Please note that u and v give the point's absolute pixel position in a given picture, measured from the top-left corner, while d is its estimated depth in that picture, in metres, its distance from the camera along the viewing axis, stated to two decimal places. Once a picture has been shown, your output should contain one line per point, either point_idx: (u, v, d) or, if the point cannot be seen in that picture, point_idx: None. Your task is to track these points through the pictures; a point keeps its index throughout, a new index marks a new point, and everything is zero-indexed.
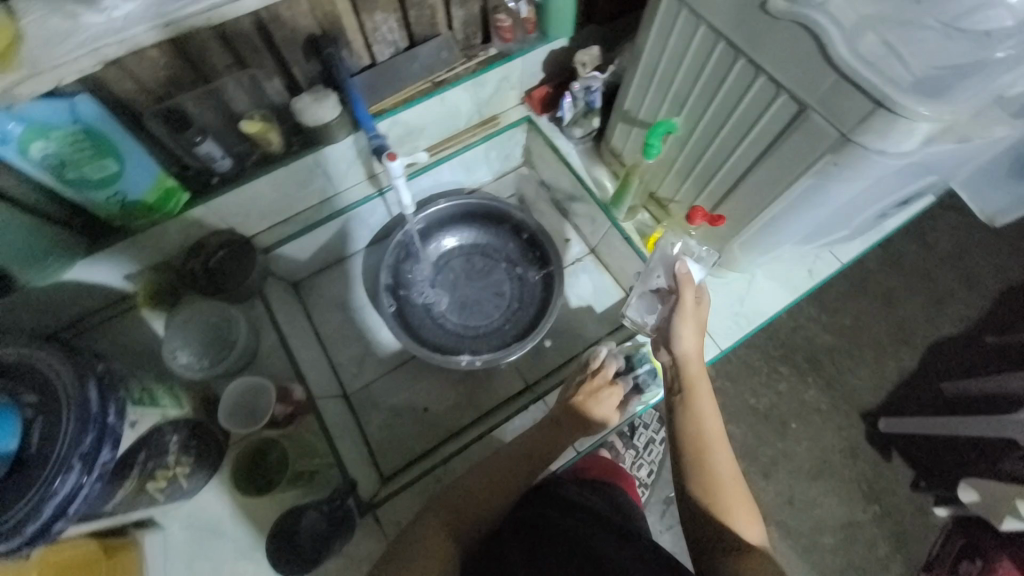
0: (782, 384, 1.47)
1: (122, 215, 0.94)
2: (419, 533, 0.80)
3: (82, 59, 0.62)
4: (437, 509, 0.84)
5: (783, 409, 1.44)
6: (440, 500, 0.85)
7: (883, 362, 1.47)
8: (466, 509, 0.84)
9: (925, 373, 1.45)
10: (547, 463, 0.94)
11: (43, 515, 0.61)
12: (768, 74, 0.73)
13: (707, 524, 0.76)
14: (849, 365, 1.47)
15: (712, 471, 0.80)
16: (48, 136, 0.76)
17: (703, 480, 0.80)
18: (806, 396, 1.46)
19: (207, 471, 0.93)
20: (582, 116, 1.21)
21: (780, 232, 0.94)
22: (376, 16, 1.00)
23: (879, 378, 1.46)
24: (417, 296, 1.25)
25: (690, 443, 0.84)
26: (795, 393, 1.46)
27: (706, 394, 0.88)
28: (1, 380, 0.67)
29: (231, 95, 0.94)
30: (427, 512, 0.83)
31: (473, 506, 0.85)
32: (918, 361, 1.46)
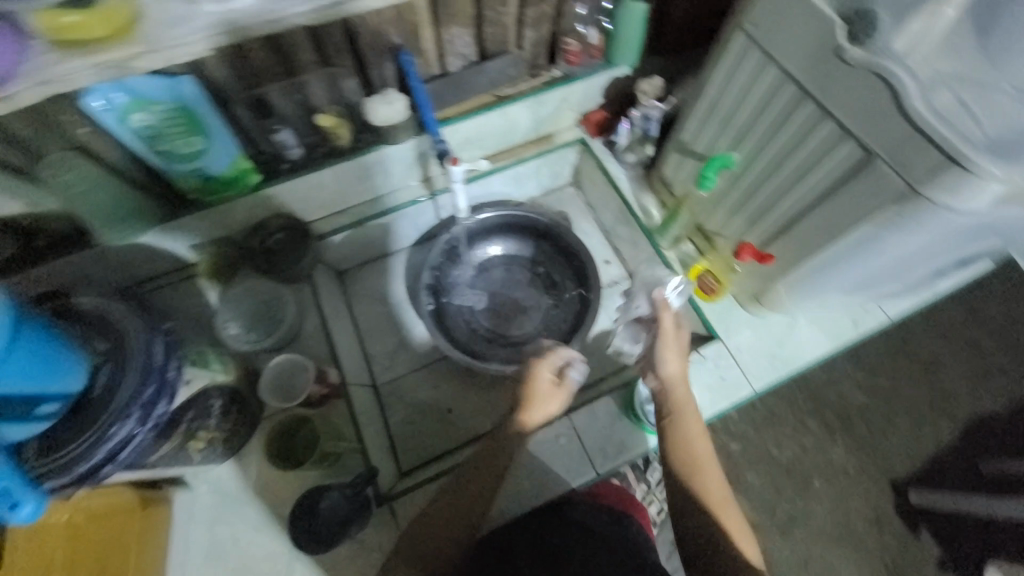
0: (808, 438, 1.36)
1: (198, 189, 1.01)
2: (428, 520, 0.83)
3: (196, 45, 0.67)
4: (440, 505, 0.85)
5: (807, 465, 1.34)
6: (443, 493, 0.86)
7: (921, 430, 1.37)
8: (457, 508, 0.83)
9: (963, 447, 1.36)
10: (501, 478, 0.86)
11: (97, 457, 0.64)
12: (837, 120, 0.74)
13: (705, 544, 0.74)
14: (883, 428, 1.37)
15: (706, 491, 0.78)
16: (149, 109, 0.83)
17: (699, 499, 0.78)
18: (833, 454, 1.35)
19: (239, 440, 0.97)
20: (637, 142, 1.24)
21: (831, 277, 0.93)
22: (453, 30, 1.05)
23: (914, 446, 1.36)
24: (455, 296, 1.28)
25: (685, 468, 0.81)
26: (821, 450, 1.35)
27: (694, 414, 0.85)
28: (77, 325, 0.72)
29: (312, 90, 0.99)
30: (436, 501, 0.85)
31: (466, 504, 0.84)
32: (957, 434, 1.36)
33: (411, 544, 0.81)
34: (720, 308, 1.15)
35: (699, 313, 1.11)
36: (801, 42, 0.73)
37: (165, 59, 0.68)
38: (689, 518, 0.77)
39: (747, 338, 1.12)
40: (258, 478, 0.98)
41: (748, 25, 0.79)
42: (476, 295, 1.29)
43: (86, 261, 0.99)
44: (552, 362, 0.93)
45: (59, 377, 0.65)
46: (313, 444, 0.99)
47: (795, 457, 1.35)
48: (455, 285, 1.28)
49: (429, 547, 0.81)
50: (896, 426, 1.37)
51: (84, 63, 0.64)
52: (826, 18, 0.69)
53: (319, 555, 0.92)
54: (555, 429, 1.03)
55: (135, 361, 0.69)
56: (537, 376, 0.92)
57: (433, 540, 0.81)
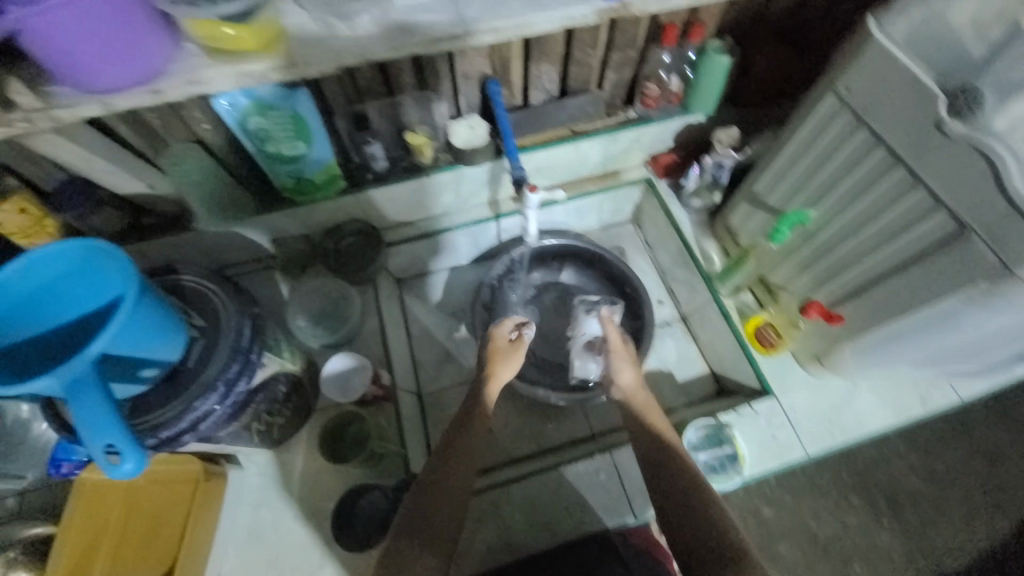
0: (851, 517, 1.28)
1: (292, 189, 1.08)
2: (429, 480, 0.84)
3: (324, 63, 0.73)
4: (443, 468, 0.85)
5: (847, 545, 1.26)
6: (441, 454, 0.87)
7: (974, 527, 1.27)
8: (456, 474, 0.85)
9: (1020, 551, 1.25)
10: (476, 454, 0.87)
11: (180, 424, 0.70)
12: (928, 189, 0.73)
13: (704, 533, 0.77)
14: (933, 519, 1.27)
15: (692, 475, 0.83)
16: (265, 113, 0.92)
17: (690, 489, 0.82)
18: (877, 538, 1.26)
19: (292, 428, 1.01)
20: (705, 188, 1.25)
21: (901, 347, 0.90)
22: (542, 66, 1.10)
23: (967, 543, 1.26)
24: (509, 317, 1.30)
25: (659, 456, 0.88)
26: (864, 531, 1.27)
27: (654, 406, 0.97)
28: (180, 300, 0.79)
29: (406, 109, 1.07)
30: (438, 458, 0.86)
31: (461, 469, 0.85)
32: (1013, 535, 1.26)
33: (421, 504, 0.81)
34: (777, 365, 1.12)
35: (756, 367, 1.09)
36: (899, 110, 0.74)
37: (300, 74, 0.74)
38: (685, 508, 0.80)
39: (802, 398, 1.08)
40: (304, 467, 1.02)
41: (842, 87, 0.80)
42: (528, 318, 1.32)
43: (183, 240, 1.08)
44: (505, 327, 1.06)
45: (165, 344, 0.69)
46: (362, 444, 1.01)
47: (835, 535, 1.27)
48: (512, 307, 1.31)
49: (437, 507, 0.81)
50: (949, 517, 1.28)
51: (227, 69, 0.71)
52: (928, 89, 0.69)
53: (351, 554, 0.94)
54: (597, 462, 1.02)
55: (226, 340, 0.75)
56: (496, 338, 1.04)
57: (440, 501, 0.81)
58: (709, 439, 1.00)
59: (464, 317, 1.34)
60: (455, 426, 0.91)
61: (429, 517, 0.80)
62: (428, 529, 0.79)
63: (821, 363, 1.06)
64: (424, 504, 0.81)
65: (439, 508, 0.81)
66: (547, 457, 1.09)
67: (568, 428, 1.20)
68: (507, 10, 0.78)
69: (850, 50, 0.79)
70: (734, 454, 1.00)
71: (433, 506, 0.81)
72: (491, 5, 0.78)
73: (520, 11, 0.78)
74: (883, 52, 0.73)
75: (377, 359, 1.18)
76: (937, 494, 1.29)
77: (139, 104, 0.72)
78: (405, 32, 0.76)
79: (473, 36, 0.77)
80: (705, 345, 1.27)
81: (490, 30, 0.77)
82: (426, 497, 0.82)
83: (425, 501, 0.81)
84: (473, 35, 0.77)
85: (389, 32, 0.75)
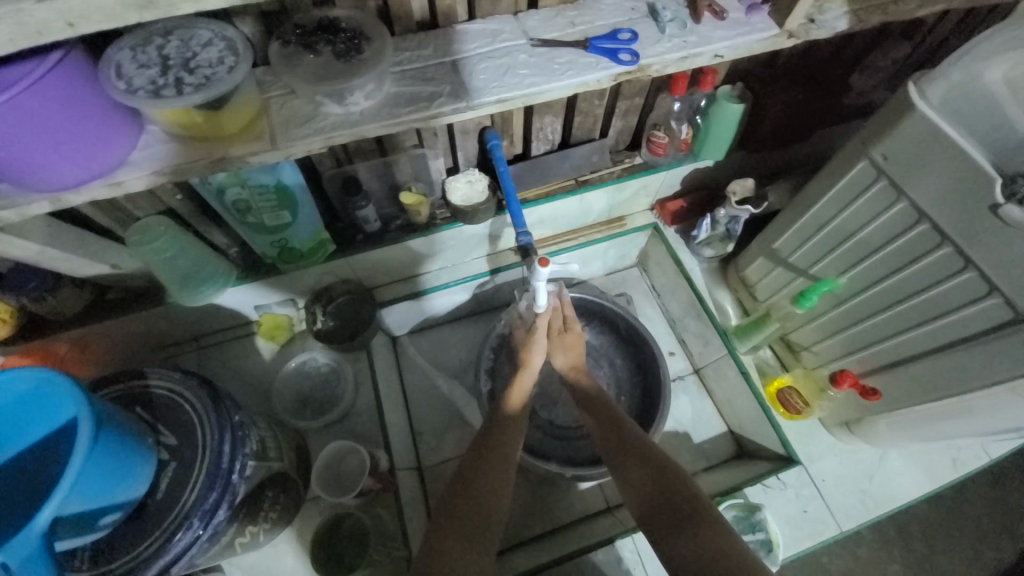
0: (861, 548, 1.36)
1: (275, 257, 0.98)
2: (463, 480, 0.81)
3: (314, 143, 0.66)
4: (473, 466, 0.82)
5: None
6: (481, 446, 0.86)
7: (980, 550, 1.35)
8: (480, 473, 0.81)
9: None
10: (504, 468, 0.83)
11: (150, 571, 0.62)
12: (980, 272, 0.69)
13: (664, 497, 0.75)
14: (941, 545, 1.35)
15: (643, 443, 0.84)
16: (245, 183, 0.82)
17: (643, 459, 0.81)
18: None
19: (281, 526, 0.91)
20: (718, 239, 1.17)
21: (942, 425, 0.85)
22: (546, 118, 1.00)
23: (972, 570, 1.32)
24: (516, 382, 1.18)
25: (621, 446, 0.84)
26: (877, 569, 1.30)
27: (592, 385, 0.96)
28: (147, 412, 0.70)
29: (400, 168, 0.99)
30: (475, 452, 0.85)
31: (485, 467, 0.82)
32: (1018, 557, 1.33)
33: (452, 506, 0.77)
34: (803, 429, 1.06)
35: (782, 434, 1.03)
36: (942, 185, 0.68)
37: (283, 155, 0.66)
38: (644, 479, 0.79)
39: (831, 465, 1.02)
40: (298, 566, 0.94)
41: (878, 154, 0.75)
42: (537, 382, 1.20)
43: (157, 316, 0.98)
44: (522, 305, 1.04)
45: (130, 481, 0.61)
46: (364, 545, 0.95)
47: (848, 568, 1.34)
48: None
49: (469, 507, 0.77)
50: (956, 542, 1.35)
51: (207, 157, 0.64)
52: (982, 168, 0.64)
53: None
54: (618, 549, 0.91)
55: (205, 460, 0.66)
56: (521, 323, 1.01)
57: (471, 498, 0.78)
58: (742, 521, 0.94)
59: (465, 378, 1.24)
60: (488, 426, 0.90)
61: (459, 514, 0.76)
62: (459, 528, 0.74)
63: (850, 430, 1.01)
64: (457, 510, 0.77)
65: (473, 508, 0.77)
66: (565, 545, 0.98)
67: (582, 500, 1.12)
68: (515, 78, 0.72)
69: (888, 115, 0.73)
70: (767, 539, 0.93)
71: (463, 506, 0.77)
72: (497, 73, 0.72)
73: (529, 78, 0.72)
74: (925, 123, 0.68)
75: (375, 437, 1.08)
76: (942, 518, 1.37)
77: (96, 197, 0.63)
78: (404, 107, 0.69)
79: (478, 107, 0.70)
80: (722, 403, 1.20)
81: (496, 99, 0.70)
82: (461, 493, 0.79)
83: (460, 498, 0.78)
84: (477, 107, 0.70)
85: (387, 108, 0.69)
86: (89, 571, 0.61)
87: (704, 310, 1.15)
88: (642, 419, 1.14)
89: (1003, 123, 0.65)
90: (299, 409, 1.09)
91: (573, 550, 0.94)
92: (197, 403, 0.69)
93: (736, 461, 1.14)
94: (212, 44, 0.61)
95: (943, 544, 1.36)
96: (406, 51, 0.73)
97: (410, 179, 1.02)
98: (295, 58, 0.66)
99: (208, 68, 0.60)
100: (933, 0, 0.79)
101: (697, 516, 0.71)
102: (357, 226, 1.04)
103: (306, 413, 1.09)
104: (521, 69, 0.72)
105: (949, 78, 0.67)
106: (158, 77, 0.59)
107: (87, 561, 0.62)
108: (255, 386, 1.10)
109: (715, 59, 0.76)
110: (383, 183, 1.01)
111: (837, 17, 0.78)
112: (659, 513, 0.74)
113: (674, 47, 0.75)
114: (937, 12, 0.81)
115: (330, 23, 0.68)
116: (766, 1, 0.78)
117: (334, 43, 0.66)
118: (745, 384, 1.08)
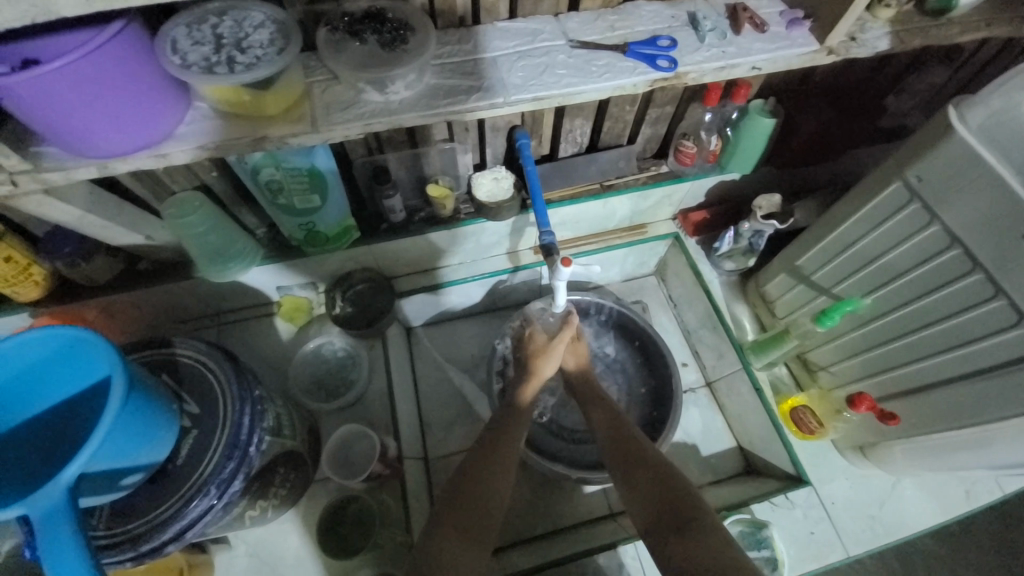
0: None
1: (301, 240, 1.00)
2: (468, 472, 0.81)
3: (352, 128, 0.68)
4: (479, 459, 0.83)
5: None
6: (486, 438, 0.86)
7: None
8: (486, 466, 0.82)
9: None
10: (506, 459, 0.84)
11: (164, 536, 0.63)
12: (1010, 301, 0.68)
13: (666, 505, 0.76)
14: None
15: (647, 448, 0.85)
16: (280, 165, 0.84)
17: (649, 467, 0.81)
18: None
19: (288, 505, 0.92)
20: (739, 253, 1.16)
21: (958, 457, 0.84)
22: (576, 121, 1.01)
23: None
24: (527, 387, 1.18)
25: (624, 449, 0.85)
26: None
27: (602, 391, 0.97)
28: (172, 380, 0.72)
29: (429, 160, 1.00)
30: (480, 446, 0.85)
31: (491, 461, 0.82)
32: None
33: (456, 499, 0.78)
34: (815, 449, 1.05)
35: (793, 453, 1.01)
36: (976, 211, 0.68)
37: (321, 137, 0.68)
38: (648, 487, 0.79)
39: (841, 488, 1.01)
40: (302, 545, 0.96)
41: (912, 175, 0.74)
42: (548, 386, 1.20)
43: (183, 289, 1.00)
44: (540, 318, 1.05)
45: (153, 445, 0.62)
46: (368, 530, 0.96)
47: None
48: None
49: (475, 502, 0.78)
50: None
51: (248, 135, 0.66)
52: (1020, 195, 0.63)
53: None
54: (620, 554, 0.91)
55: (224, 431, 0.68)
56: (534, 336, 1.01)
57: (477, 491, 0.79)
58: (748, 537, 0.93)
59: (476, 373, 1.25)
60: (496, 421, 0.91)
61: (464, 510, 0.76)
62: (463, 523, 0.75)
63: (864, 454, 0.99)
64: (462, 504, 0.77)
65: (476, 502, 0.78)
66: (566, 547, 0.98)
67: (586, 505, 1.12)
68: (553, 77, 0.72)
69: (925, 137, 0.72)
70: (772, 557, 0.91)
71: (468, 500, 0.77)
72: (535, 72, 0.73)
73: (566, 78, 0.72)
74: (962, 147, 0.67)
75: (384, 425, 1.09)
76: (950, 555, 1.34)
77: (141, 168, 0.66)
78: (442, 98, 0.70)
79: (515, 103, 0.71)
80: (733, 419, 1.19)
81: (532, 97, 0.71)
82: (467, 486, 0.79)
83: (465, 493, 0.78)
84: (513, 103, 0.71)
85: (425, 99, 0.70)
86: (107, 530, 0.63)
87: (721, 322, 1.15)
88: (652, 424, 1.14)
89: None
90: (312, 391, 1.10)
91: (574, 551, 0.94)
92: (221, 375, 0.71)
93: (743, 477, 1.13)
94: (263, 26, 0.63)
95: None
96: (446, 45, 0.74)
97: (438, 172, 1.03)
98: (341, 45, 0.68)
99: (259, 49, 0.62)
100: (976, 27, 0.78)
101: (697, 524, 0.72)
102: (382, 215, 1.05)
103: (318, 396, 1.10)
104: (559, 68, 0.73)
105: None
106: (211, 54, 0.61)
107: (105, 519, 0.64)
108: (271, 366, 1.12)
109: (752, 71, 0.76)
110: (411, 174, 1.02)
111: (878, 37, 0.77)
112: (661, 522, 0.74)
113: (712, 56, 0.75)
114: (978, 38, 0.80)
115: (376, 14, 0.70)
116: (807, 17, 0.78)
117: (379, 33, 0.68)
118: (758, 400, 1.07)
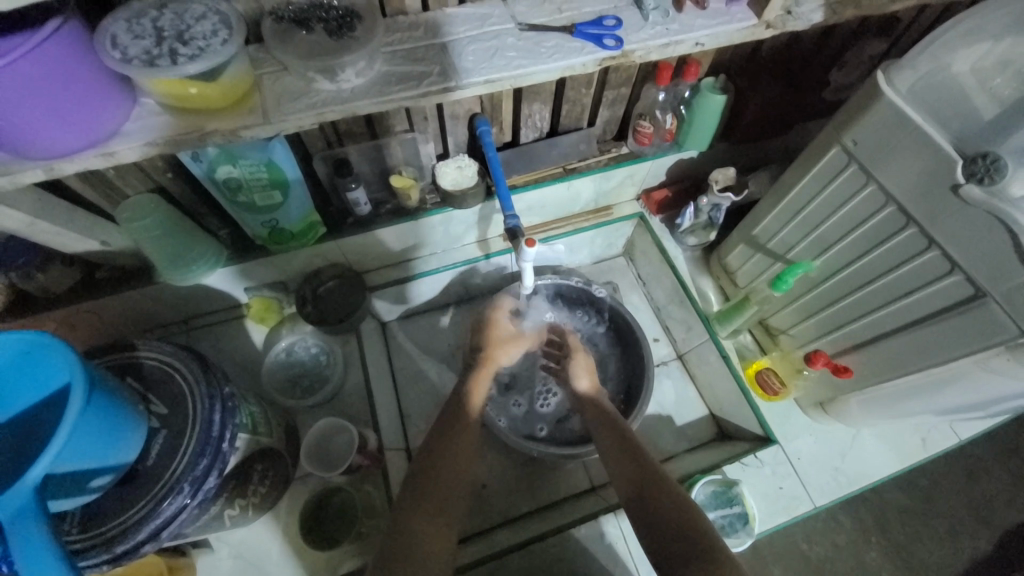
0: (841, 536, 1.40)
1: (266, 238, 0.99)
2: (442, 454, 0.83)
3: (306, 118, 0.69)
4: (453, 442, 0.84)
5: (839, 565, 1.37)
6: (456, 420, 0.87)
7: (959, 539, 1.40)
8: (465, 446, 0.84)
9: (999, 559, 1.37)
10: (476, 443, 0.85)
11: (136, 537, 0.63)
12: (942, 250, 0.72)
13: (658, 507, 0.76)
14: (920, 534, 1.40)
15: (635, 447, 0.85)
16: (237, 162, 0.83)
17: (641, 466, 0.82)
18: (866, 556, 1.37)
19: (268, 504, 0.93)
20: (700, 227, 1.21)
21: (910, 404, 0.89)
22: (534, 105, 1.02)
23: (949, 557, 1.38)
24: (535, 431, 1.16)
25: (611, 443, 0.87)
26: (853, 550, 1.38)
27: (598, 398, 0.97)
28: (139, 382, 0.71)
29: (391, 152, 1.00)
30: (452, 425, 0.86)
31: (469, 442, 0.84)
32: (993, 545, 1.38)
33: (435, 480, 0.79)
34: (781, 409, 1.10)
35: (760, 414, 1.06)
36: (908, 170, 0.72)
37: (275, 129, 0.68)
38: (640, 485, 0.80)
39: (807, 444, 1.06)
40: (287, 543, 0.96)
41: (849, 140, 0.78)
42: (556, 400, 1.18)
43: (144, 296, 0.98)
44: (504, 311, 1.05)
45: (121, 446, 0.62)
46: (353, 522, 0.97)
47: (827, 556, 1.38)
48: (515, 377, 1.20)
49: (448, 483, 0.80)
50: (936, 531, 1.40)
51: (197, 128, 0.66)
52: (944, 150, 0.68)
53: None
54: (603, 524, 0.93)
55: (196, 427, 0.68)
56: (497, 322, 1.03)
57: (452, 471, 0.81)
58: (719, 496, 0.97)
59: (454, 362, 1.26)
60: (457, 398, 0.92)
61: (439, 494, 0.78)
62: (439, 504, 0.78)
63: (824, 410, 1.05)
64: (437, 488, 0.79)
65: (453, 481, 0.81)
66: (552, 521, 1.01)
67: (567, 481, 1.15)
68: (503, 60, 0.74)
69: (859, 102, 0.76)
70: (743, 511, 0.97)
71: (445, 478, 0.80)
72: (485, 55, 0.74)
73: (516, 61, 0.74)
74: (892, 109, 0.71)
75: (364, 419, 1.10)
76: (921, 507, 1.42)
77: (89, 168, 0.65)
78: (394, 86, 0.71)
79: (468, 87, 0.72)
80: (704, 388, 1.23)
81: (484, 80, 0.73)
82: (445, 467, 0.81)
83: (438, 476, 0.80)
84: (466, 87, 0.72)
85: (378, 87, 0.71)
86: (79, 534, 0.62)
87: (686, 295, 1.18)
88: (631, 364, 1.21)
89: (969, 111, 0.69)
90: (288, 390, 1.10)
91: (555, 525, 0.96)
92: (188, 373, 0.71)
93: (716, 443, 1.17)
94: (206, 18, 0.63)
95: (921, 530, 1.40)
96: (397, 32, 0.74)
97: (401, 163, 1.03)
98: (289, 35, 0.69)
99: (202, 40, 0.61)
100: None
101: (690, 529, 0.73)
102: (347, 209, 1.05)
103: (294, 393, 1.10)
104: (509, 51, 0.75)
105: (916, 68, 0.70)
106: (152, 47, 0.60)
107: (76, 525, 0.63)
108: (244, 369, 1.11)
109: (695, 47, 0.79)
110: (373, 167, 1.02)
111: (813, 10, 0.80)
112: (653, 524, 0.75)
113: (657, 34, 0.78)
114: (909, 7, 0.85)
115: (323, 3, 0.70)
116: None
117: (326, 21, 0.69)
118: (726, 367, 1.11)
